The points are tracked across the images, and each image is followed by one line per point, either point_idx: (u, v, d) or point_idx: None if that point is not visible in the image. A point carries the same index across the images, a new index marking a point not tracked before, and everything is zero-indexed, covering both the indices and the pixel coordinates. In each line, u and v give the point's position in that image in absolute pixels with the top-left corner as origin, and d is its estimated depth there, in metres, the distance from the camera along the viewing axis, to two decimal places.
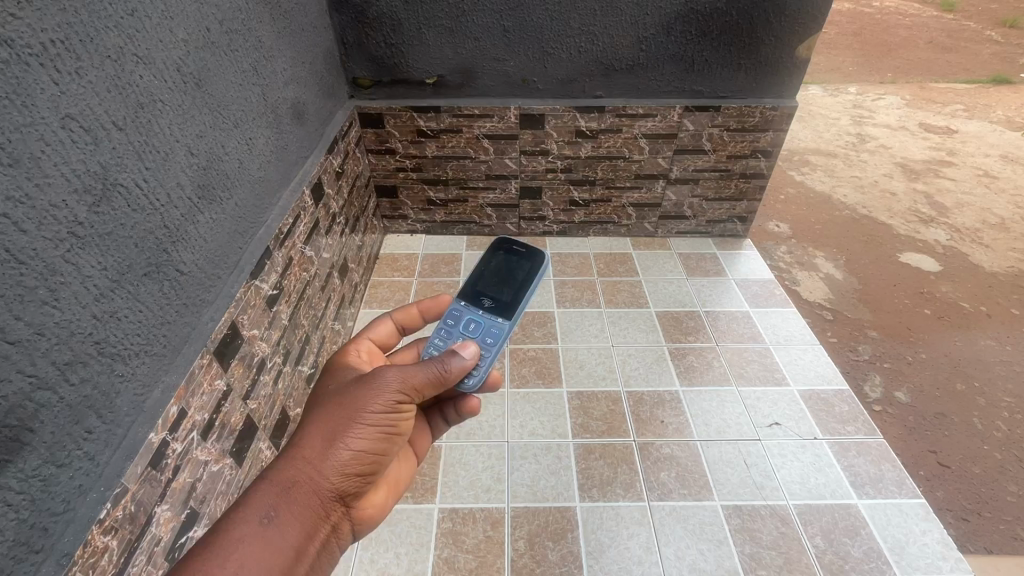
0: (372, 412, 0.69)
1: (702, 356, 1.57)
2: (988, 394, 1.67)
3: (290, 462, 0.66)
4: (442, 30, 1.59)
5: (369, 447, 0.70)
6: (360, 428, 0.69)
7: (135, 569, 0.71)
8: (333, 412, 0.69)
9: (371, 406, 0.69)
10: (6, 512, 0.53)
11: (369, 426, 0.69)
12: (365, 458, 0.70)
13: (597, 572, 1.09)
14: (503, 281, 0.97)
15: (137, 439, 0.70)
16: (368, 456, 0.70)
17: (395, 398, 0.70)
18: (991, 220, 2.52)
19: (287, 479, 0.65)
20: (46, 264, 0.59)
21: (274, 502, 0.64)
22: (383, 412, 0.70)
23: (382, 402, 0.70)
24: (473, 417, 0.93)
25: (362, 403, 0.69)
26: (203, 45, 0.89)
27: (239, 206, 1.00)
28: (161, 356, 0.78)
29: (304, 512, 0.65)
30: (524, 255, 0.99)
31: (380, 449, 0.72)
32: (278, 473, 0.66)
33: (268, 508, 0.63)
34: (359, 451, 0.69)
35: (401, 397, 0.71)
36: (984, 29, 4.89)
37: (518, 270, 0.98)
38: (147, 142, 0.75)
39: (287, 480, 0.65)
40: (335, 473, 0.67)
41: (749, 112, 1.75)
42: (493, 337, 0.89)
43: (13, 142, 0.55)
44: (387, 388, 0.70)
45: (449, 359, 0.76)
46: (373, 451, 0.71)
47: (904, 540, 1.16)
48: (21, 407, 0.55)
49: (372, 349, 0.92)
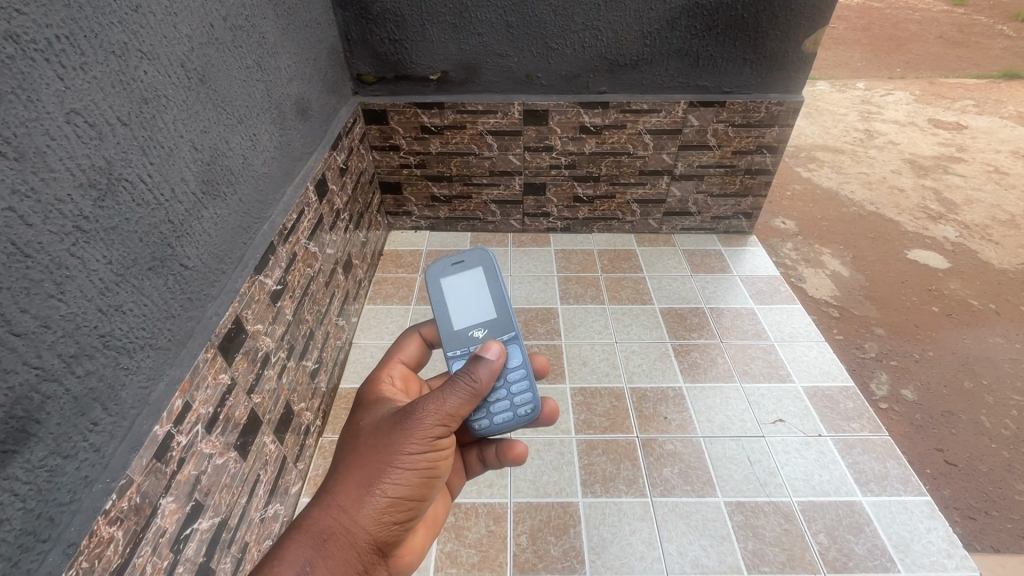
0: (408, 456, 0.69)
1: (706, 352, 1.57)
2: (997, 392, 1.65)
3: (328, 511, 0.67)
4: (446, 25, 1.58)
5: (406, 491, 0.70)
6: (395, 473, 0.69)
7: (140, 560, 0.71)
8: (368, 459, 0.69)
9: (407, 448, 0.69)
10: (13, 501, 0.54)
11: (406, 470, 0.69)
12: (402, 502, 0.71)
13: (599, 567, 1.09)
14: (472, 301, 0.92)
15: (142, 431, 0.71)
16: (405, 500, 0.71)
17: (430, 439, 0.70)
18: (1001, 216, 2.49)
19: (324, 530, 0.66)
20: (52, 258, 0.60)
21: (312, 555, 0.64)
22: (419, 453, 0.70)
23: (418, 442, 0.70)
24: (520, 466, 0.94)
25: (397, 446, 0.69)
26: (207, 41, 0.89)
27: (243, 202, 1.00)
28: (165, 350, 0.78)
29: (344, 565, 0.66)
30: (467, 267, 0.93)
31: (417, 492, 0.72)
32: (314, 524, 0.66)
33: (304, 562, 0.64)
34: (397, 496, 0.70)
35: (436, 435, 0.71)
36: (996, 23, 4.82)
37: (473, 281, 0.93)
38: (151, 138, 0.75)
39: (325, 532, 0.66)
40: (373, 521, 0.68)
41: (754, 107, 1.73)
42: (517, 359, 0.87)
43: (19, 137, 0.56)
44: (420, 427, 0.69)
45: (475, 366, 0.73)
46: (410, 494, 0.71)
47: (908, 538, 1.15)
48: (27, 398, 0.56)
49: (405, 373, 0.93)
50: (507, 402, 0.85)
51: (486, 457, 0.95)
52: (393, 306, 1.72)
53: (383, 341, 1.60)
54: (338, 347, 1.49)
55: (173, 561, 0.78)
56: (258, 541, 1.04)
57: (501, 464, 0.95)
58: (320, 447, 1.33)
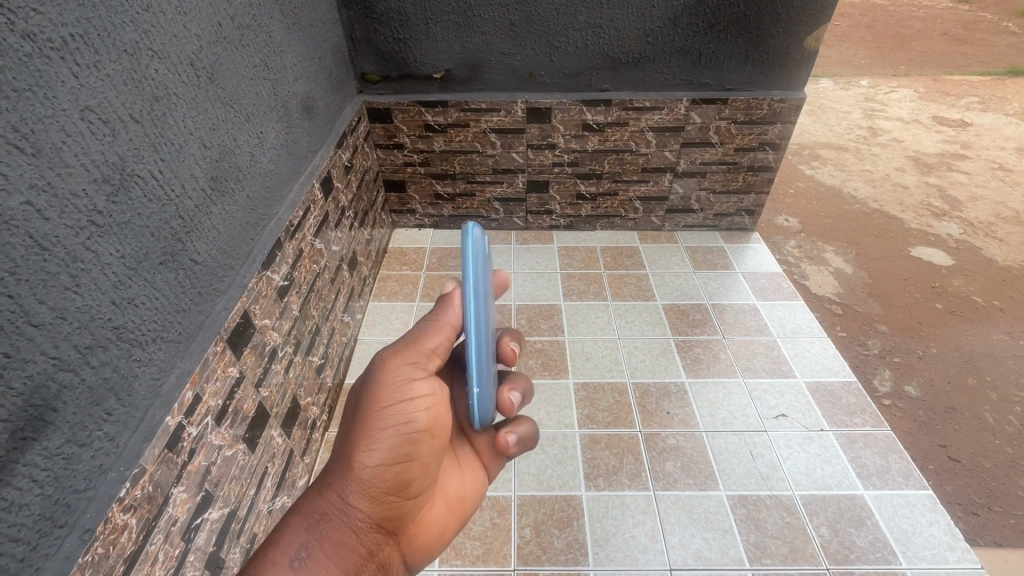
0: (377, 416, 0.68)
1: (709, 348, 1.58)
2: (1000, 388, 1.65)
3: (320, 491, 0.69)
4: (449, 24, 1.60)
5: (389, 457, 0.68)
6: (369, 439, 0.67)
7: (153, 547, 0.73)
8: (347, 430, 0.70)
9: (375, 406, 0.68)
10: (31, 487, 0.56)
11: (382, 433, 0.68)
12: (390, 470, 0.69)
13: (602, 559, 1.11)
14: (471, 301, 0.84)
15: (154, 421, 0.73)
16: (392, 467, 0.69)
17: (396, 394, 0.69)
18: (1006, 213, 2.49)
19: (317, 509, 0.67)
20: (69, 251, 0.61)
21: (305, 537, 0.65)
22: (389, 411, 0.68)
23: (387, 397, 0.69)
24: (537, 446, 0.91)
25: (368, 405, 0.69)
26: (216, 40, 0.91)
27: (251, 199, 1.02)
28: (176, 343, 0.80)
29: (338, 543, 0.66)
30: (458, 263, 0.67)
31: (400, 456, 0.69)
32: (307, 505, 0.68)
33: (299, 547, 0.64)
34: (378, 463, 0.68)
35: (404, 385, 0.70)
36: (1000, 20, 4.80)
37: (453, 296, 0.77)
38: (161, 135, 0.77)
39: (317, 512, 0.67)
40: (361, 493, 0.68)
41: (756, 105, 1.74)
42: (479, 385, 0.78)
43: (36, 133, 0.57)
44: (383, 377, 0.70)
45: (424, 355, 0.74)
46: (394, 460, 0.68)
47: (909, 531, 1.16)
48: (46, 386, 0.57)
49: None
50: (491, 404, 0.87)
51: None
52: (398, 303, 1.74)
53: (388, 338, 1.62)
54: (344, 343, 1.50)
55: (184, 550, 0.80)
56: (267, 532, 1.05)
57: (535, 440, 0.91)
58: (326, 441, 1.34)
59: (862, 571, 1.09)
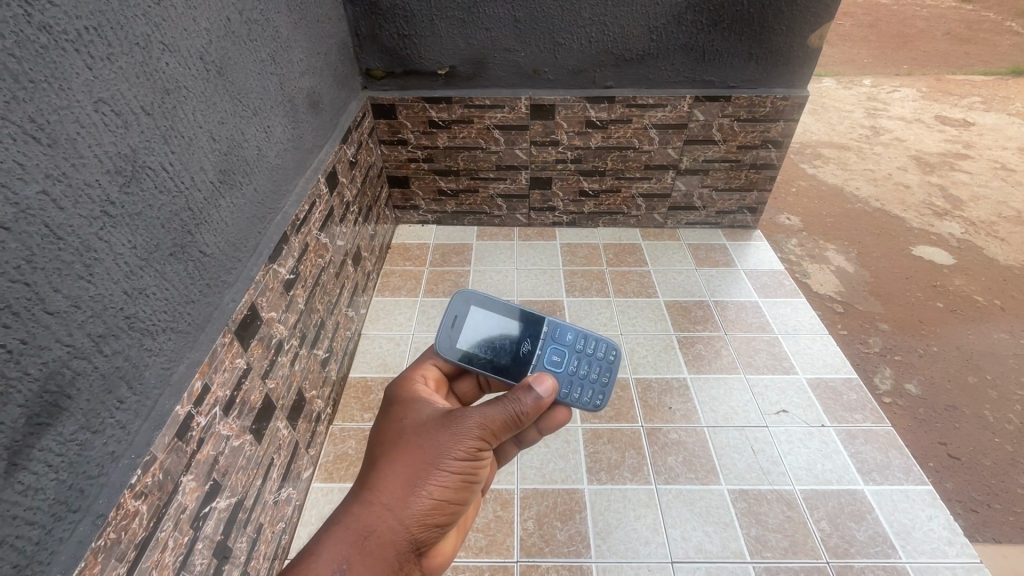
0: (450, 461, 0.70)
1: (711, 344, 1.58)
2: (1000, 387, 1.66)
3: (369, 507, 0.67)
4: (454, 20, 1.60)
5: (448, 495, 0.71)
6: (437, 477, 0.69)
7: (163, 534, 0.74)
8: (411, 460, 0.70)
9: (450, 453, 0.70)
10: (46, 472, 0.57)
11: (449, 476, 0.70)
12: (443, 506, 0.71)
13: (604, 551, 1.12)
14: (489, 341, 0.91)
15: (164, 410, 0.74)
16: (447, 504, 0.71)
17: (474, 446, 0.70)
18: (1008, 213, 2.49)
19: (364, 527, 0.66)
20: (82, 240, 0.62)
21: (350, 552, 0.64)
22: (463, 459, 0.70)
23: (463, 448, 0.70)
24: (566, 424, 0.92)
25: (442, 449, 0.70)
26: (224, 35, 0.91)
27: (258, 192, 1.03)
28: (185, 333, 0.81)
29: (382, 563, 0.66)
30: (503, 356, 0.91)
31: (455, 496, 0.72)
32: (355, 519, 0.66)
33: (342, 560, 0.63)
34: (438, 499, 0.70)
35: (480, 444, 0.71)
36: (1004, 20, 4.79)
37: (467, 306, 0.91)
38: (172, 128, 0.78)
39: (366, 528, 0.66)
40: (415, 522, 0.69)
41: (759, 103, 1.75)
42: (560, 357, 0.93)
43: (51, 123, 0.58)
44: (465, 437, 0.70)
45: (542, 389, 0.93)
46: (449, 498, 0.71)
47: (909, 526, 1.17)
48: (60, 373, 0.58)
49: (438, 376, 0.93)
50: (591, 359, 0.95)
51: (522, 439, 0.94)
52: (401, 299, 1.74)
53: (391, 333, 1.63)
54: (348, 338, 1.51)
55: (193, 537, 0.81)
56: (272, 523, 1.06)
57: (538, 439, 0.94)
58: (331, 435, 1.35)
59: (861, 565, 1.10)
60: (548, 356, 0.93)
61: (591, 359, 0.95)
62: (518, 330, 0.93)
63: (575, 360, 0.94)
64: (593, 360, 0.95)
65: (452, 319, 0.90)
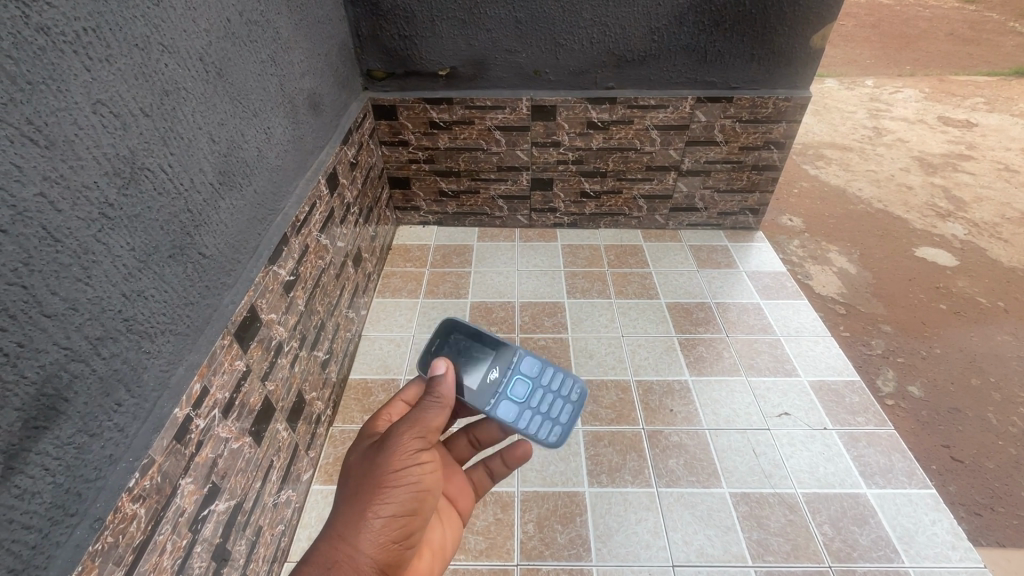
0: (396, 472, 0.70)
1: (713, 346, 1.58)
2: (1004, 390, 1.65)
3: (331, 539, 0.65)
4: (454, 21, 1.60)
5: (403, 508, 0.70)
6: (388, 492, 0.69)
7: (161, 538, 0.74)
8: (360, 484, 0.69)
9: (393, 464, 0.70)
10: (43, 475, 0.56)
11: (399, 487, 0.70)
12: (400, 521, 0.70)
13: (605, 554, 1.11)
14: (464, 366, 0.93)
15: (163, 413, 0.74)
16: (404, 519, 0.70)
17: (412, 449, 0.72)
18: (1011, 214, 2.48)
19: (329, 557, 0.64)
20: (80, 243, 0.62)
21: None
22: (407, 466, 0.71)
23: (403, 455, 0.71)
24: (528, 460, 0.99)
25: (385, 463, 0.70)
26: (224, 35, 0.91)
27: (258, 193, 1.03)
28: (185, 335, 0.80)
29: None
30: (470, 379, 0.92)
31: (411, 508, 0.71)
32: (319, 553, 0.64)
33: None
34: (394, 513, 0.69)
35: (417, 450, 0.73)
36: (1006, 20, 4.78)
37: (450, 332, 0.95)
38: (171, 130, 0.77)
39: (328, 561, 0.63)
40: (377, 542, 0.67)
41: (761, 103, 1.74)
42: (523, 391, 0.94)
43: (49, 125, 0.58)
44: (402, 444, 0.72)
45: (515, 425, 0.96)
46: (404, 512, 0.70)
47: (913, 530, 1.16)
48: (57, 376, 0.58)
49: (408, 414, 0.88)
50: (557, 397, 0.96)
51: (492, 469, 0.99)
52: (402, 300, 1.74)
53: (392, 334, 1.62)
54: (349, 339, 1.51)
55: (191, 541, 0.80)
56: (271, 525, 1.06)
57: (508, 469, 0.99)
58: (331, 436, 1.35)
59: (864, 570, 1.09)
60: (512, 384, 0.93)
61: (556, 398, 0.95)
62: (490, 355, 0.95)
63: (540, 394, 0.95)
64: (559, 397, 0.96)
65: (433, 340, 0.94)
